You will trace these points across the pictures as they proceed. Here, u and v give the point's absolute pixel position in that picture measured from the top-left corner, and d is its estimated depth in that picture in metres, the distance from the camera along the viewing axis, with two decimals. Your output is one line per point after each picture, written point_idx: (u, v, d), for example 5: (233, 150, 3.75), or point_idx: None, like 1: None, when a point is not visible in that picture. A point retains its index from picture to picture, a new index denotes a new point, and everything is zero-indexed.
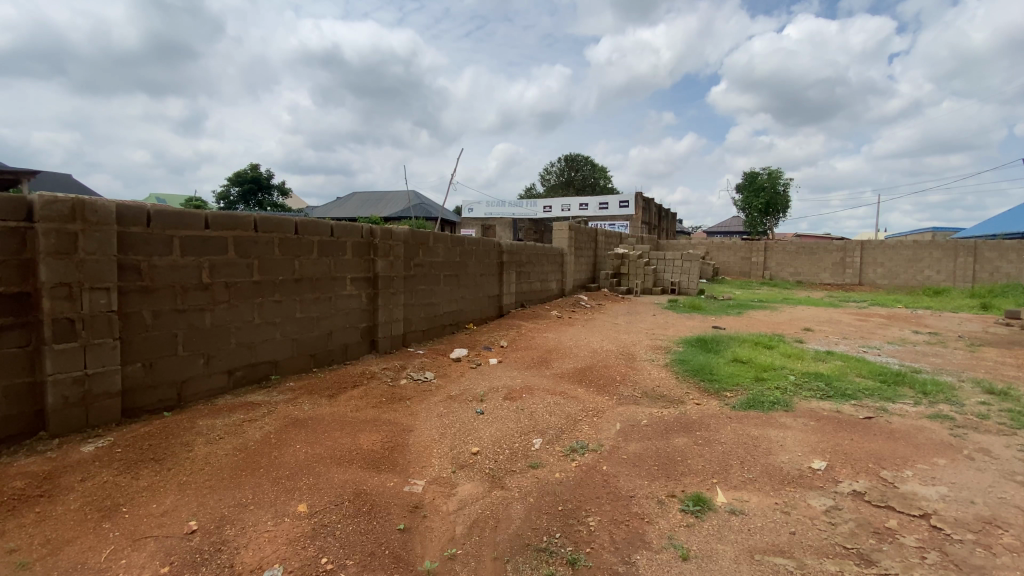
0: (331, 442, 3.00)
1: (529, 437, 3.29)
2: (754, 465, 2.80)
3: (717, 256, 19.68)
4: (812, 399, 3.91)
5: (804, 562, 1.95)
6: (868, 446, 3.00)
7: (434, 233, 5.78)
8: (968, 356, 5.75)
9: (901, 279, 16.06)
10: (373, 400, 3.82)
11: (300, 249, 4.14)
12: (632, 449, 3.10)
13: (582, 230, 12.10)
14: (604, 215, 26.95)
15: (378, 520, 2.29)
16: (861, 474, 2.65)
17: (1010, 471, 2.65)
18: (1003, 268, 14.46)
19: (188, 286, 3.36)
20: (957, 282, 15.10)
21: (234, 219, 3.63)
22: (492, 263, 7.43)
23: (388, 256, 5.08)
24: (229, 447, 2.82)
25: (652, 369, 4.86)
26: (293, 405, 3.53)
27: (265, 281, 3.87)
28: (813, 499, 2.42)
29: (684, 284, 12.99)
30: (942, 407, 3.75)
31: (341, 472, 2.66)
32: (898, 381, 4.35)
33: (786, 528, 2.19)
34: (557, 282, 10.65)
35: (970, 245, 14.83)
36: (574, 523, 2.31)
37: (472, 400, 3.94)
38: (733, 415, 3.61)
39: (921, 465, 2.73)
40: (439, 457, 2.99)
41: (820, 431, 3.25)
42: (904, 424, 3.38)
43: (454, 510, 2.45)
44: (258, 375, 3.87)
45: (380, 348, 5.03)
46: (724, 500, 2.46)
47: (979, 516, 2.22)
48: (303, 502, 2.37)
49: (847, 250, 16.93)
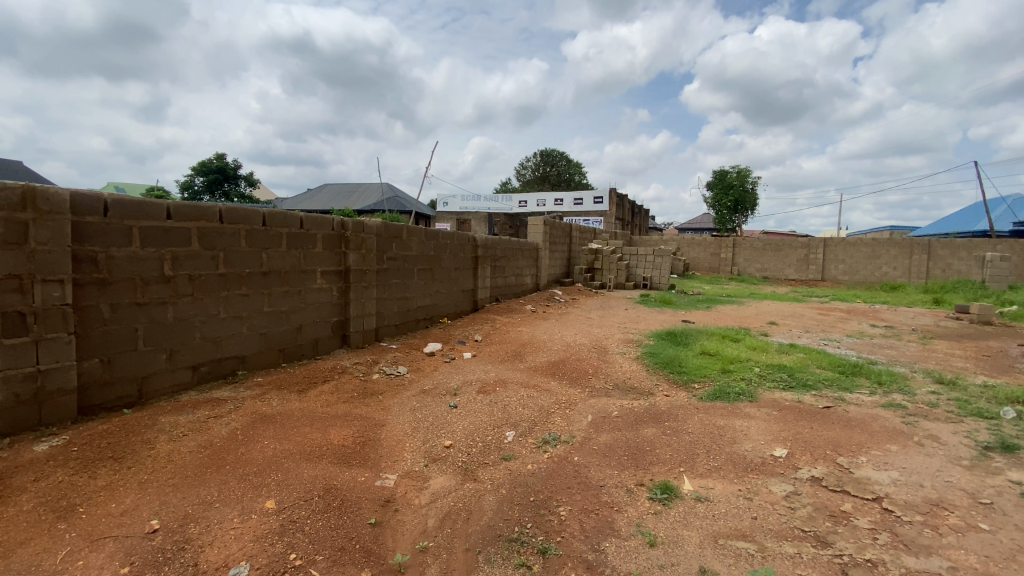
0: (299, 437, 2.95)
1: (502, 429, 3.30)
2: (719, 454, 2.89)
3: (688, 252, 19.94)
4: (775, 390, 4.05)
5: (763, 545, 2.03)
6: (826, 434, 3.13)
7: (408, 226, 5.72)
8: (920, 348, 6.06)
9: (861, 275, 16.76)
10: (344, 395, 3.76)
11: (267, 241, 4.04)
12: (603, 440, 3.16)
13: (557, 224, 12.18)
14: (578, 210, 27.12)
15: (349, 515, 2.27)
16: (819, 460, 2.77)
17: (957, 456, 2.81)
18: (955, 265, 15.25)
19: (149, 279, 3.24)
20: (912, 279, 15.87)
21: (199, 209, 3.53)
22: (466, 257, 7.40)
23: (360, 249, 4.99)
24: (193, 444, 2.75)
25: (623, 362, 4.94)
26: (260, 401, 3.45)
27: (230, 275, 3.76)
28: (774, 485, 2.52)
29: (656, 279, 13.22)
30: (895, 396, 3.94)
31: (311, 468, 2.62)
32: (855, 372, 4.55)
33: (748, 513, 2.27)
34: (532, 277, 10.66)
35: (925, 243, 15.58)
36: (545, 513, 2.34)
37: (445, 394, 3.93)
38: (700, 406, 3.70)
39: (875, 452, 2.87)
40: (412, 451, 2.98)
41: (782, 420, 3.38)
42: (860, 412, 3.54)
43: (427, 503, 2.45)
44: (224, 370, 3.77)
45: (352, 343, 4.96)
46: (690, 488, 2.54)
47: (927, 499, 2.35)
48: (271, 499, 2.33)
49: (811, 247, 17.53)
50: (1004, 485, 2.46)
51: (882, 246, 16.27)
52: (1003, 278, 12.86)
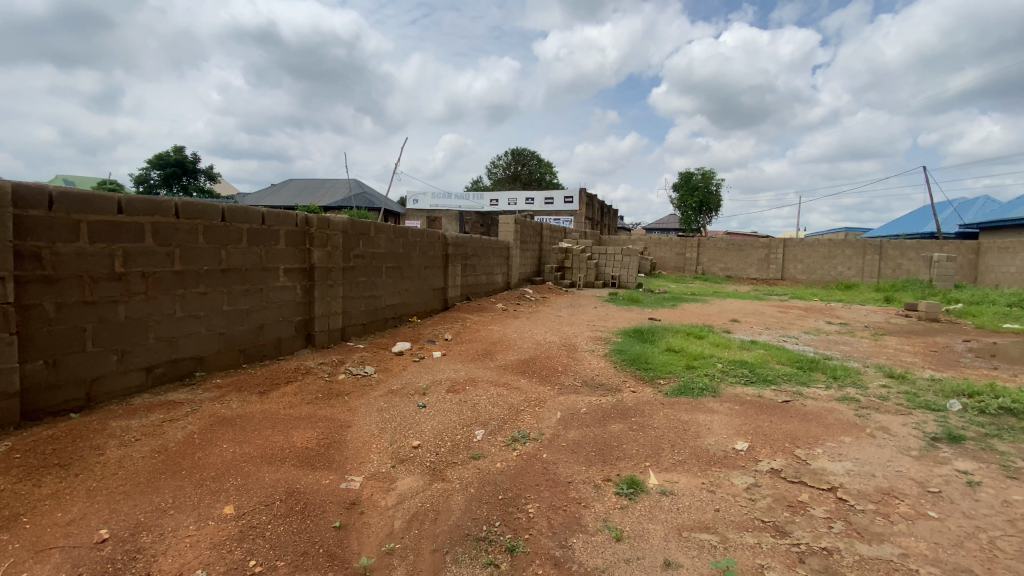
0: (260, 441, 2.85)
1: (471, 428, 3.28)
2: (683, 448, 2.96)
3: (655, 251, 20.31)
4: (737, 385, 4.18)
5: (725, 537, 2.09)
6: (785, 427, 3.24)
7: (375, 223, 5.61)
8: (872, 344, 6.37)
9: (818, 274, 17.48)
10: (308, 396, 3.67)
11: (227, 237, 3.89)
12: (571, 436, 3.18)
13: (528, 223, 12.21)
14: (548, 210, 27.29)
15: (312, 519, 2.21)
16: (778, 453, 2.87)
17: (906, 447, 2.96)
18: (904, 265, 16.08)
19: (99, 276, 3.08)
20: (865, 278, 16.66)
21: (153, 203, 3.37)
22: (436, 255, 7.32)
23: (326, 246, 4.87)
24: (146, 450, 2.62)
25: (591, 359, 5.00)
26: (219, 403, 3.32)
27: (187, 272, 3.60)
28: (736, 477, 2.60)
29: (624, 278, 13.44)
30: (849, 390, 4.13)
31: (273, 472, 2.54)
32: (812, 368, 4.73)
33: (710, 506, 2.33)
34: (502, 276, 10.64)
35: (877, 244, 16.38)
36: (513, 510, 2.35)
37: (414, 394, 3.87)
38: (666, 401, 3.78)
39: (830, 443, 3.00)
40: (378, 452, 2.92)
41: (743, 414, 3.48)
42: (816, 406, 3.68)
43: (393, 505, 2.41)
44: (181, 372, 3.61)
45: (317, 343, 4.83)
46: (656, 482, 2.58)
47: (878, 488, 2.46)
48: (229, 504, 2.24)
49: (772, 247, 18.15)
50: (950, 474, 2.60)
51: (837, 247, 17.02)
52: (948, 278, 13.63)
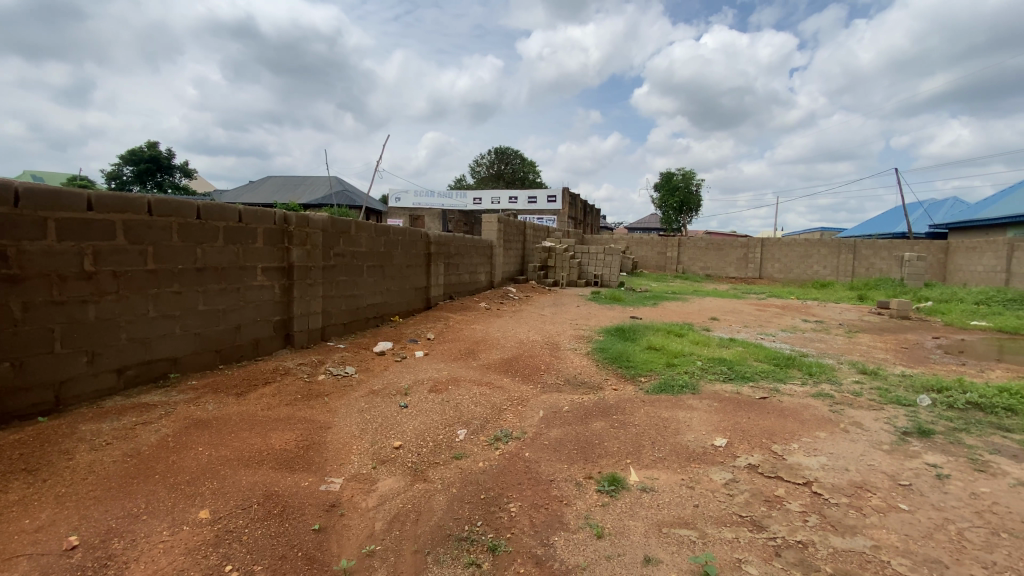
0: (238, 443, 2.80)
1: (454, 428, 3.27)
2: (663, 445, 2.99)
3: (637, 250, 20.48)
4: (716, 382, 4.25)
5: (703, 532, 2.12)
6: (762, 423, 3.30)
7: (356, 222, 5.54)
8: (846, 341, 6.54)
9: (794, 273, 17.85)
10: (287, 397, 3.61)
11: (202, 235, 3.80)
12: (554, 435, 3.19)
13: (512, 222, 12.21)
14: (531, 209, 27.33)
15: (291, 522, 2.18)
16: (755, 448, 2.92)
17: (878, 441, 3.05)
18: (877, 264, 16.52)
19: (68, 275, 2.98)
20: (839, 277, 17.07)
21: (125, 200, 3.27)
22: (419, 253, 7.27)
23: (305, 245, 4.79)
24: (118, 454, 2.54)
25: (574, 358, 5.03)
26: (194, 405, 3.24)
27: (161, 271, 3.51)
28: (715, 473, 2.64)
29: (606, 277, 13.55)
30: (824, 386, 4.23)
31: (250, 474, 2.49)
32: (789, 365, 4.84)
33: (690, 501, 2.36)
34: (485, 275, 10.62)
35: (851, 244, 16.80)
36: (495, 510, 2.34)
37: (396, 394, 3.84)
38: (647, 399, 3.82)
39: (806, 439, 3.07)
40: (359, 453, 2.89)
41: (722, 411, 3.54)
42: (793, 402, 3.76)
43: (374, 506, 2.39)
44: (154, 373, 3.52)
45: (297, 343, 4.75)
46: (637, 479, 2.61)
47: (852, 482, 2.52)
48: (205, 509, 2.19)
49: (751, 246, 18.48)
50: (920, 467, 2.69)
51: (813, 246, 17.41)
52: (918, 276, 14.04)
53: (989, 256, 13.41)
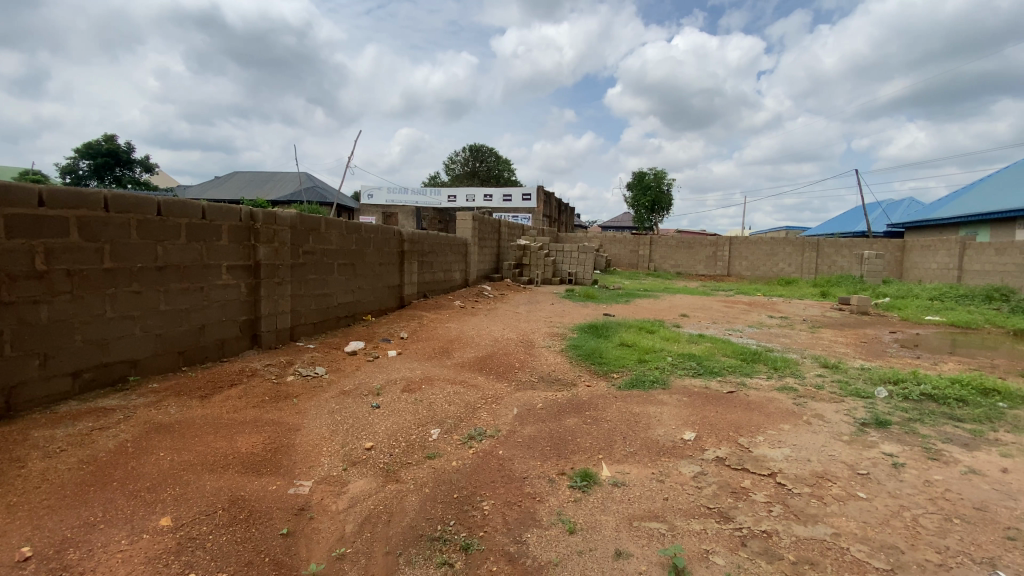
0: (202, 448, 2.71)
1: (426, 428, 3.24)
2: (634, 440, 3.04)
3: (610, 248, 20.72)
4: (686, 377, 4.35)
5: (672, 525, 2.16)
6: (729, 417, 3.39)
7: (326, 219, 5.43)
8: (809, 336, 6.78)
9: (762, 271, 18.37)
10: (254, 399, 3.52)
11: (163, 232, 3.66)
12: (527, 432, 3.20)
13: (486, 220, 12.17)
14: (506, 207, 27.33)
15: (258, 527, 2.12)
16: (722, 441, 3.00)
17: (838, 432, 3.17)
18: (839, 262, 17.16)
19: (18, 274, 2.83)
20: (804, 274, 17.66)
21: (81, 195, 3.13)
22: (391, 251, 7.18)
23: (272, 243, 4.67)
24: (73, 461, 2.43)
25: (548, 355, 5.06)
26: (155, 409, 3.12)
27: (119, 270, 3.37)
28: (684, 466, 2.70)
29: (580, 275, 13.68)
30: (788, 379, 4.38)
31: (215, 479, 2.42)
32: (755, 359, 4.98)
33: (660, 495, 2.41)
34: (460, 272, 10.56)
35: (814, 242, 17.40)
36: (468, 509, 2.34)
37: (367, 395, 3.78)
38: (619, 395, 3.88)
39: (771, 431, 3.16)
40: (329, 455, 2.84)
41: (692, 405, 3.62)
42: (758, 396, 3.88)
43: (345, 509, 2.35)
44: (112, 376, 3.38)
45: (264, 343, 4.63)
46: (608, 474, 2.64)
47: (813, 472, 2.62)
48: (166, 516, 2.12)
49: (720, 245, 18.93)
50: (877, 456, 2.81)
51: (779, 244, 17.93)
52: (877, 273, 14.64)
53: (942, 254, 14.09)
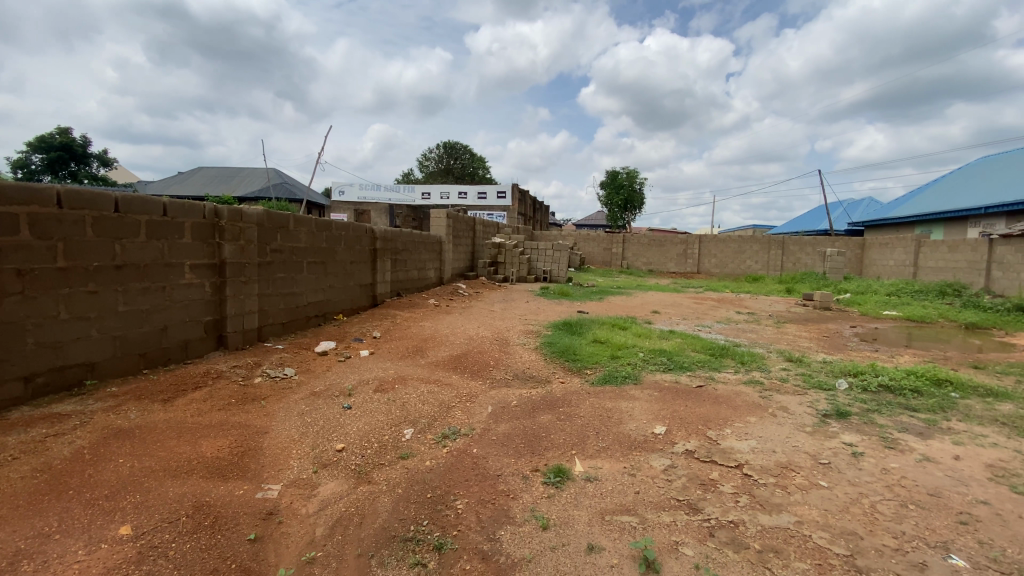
0: (164, 453, 2.61)
1: (399, 428, 3.21)
2: (607, 435, 3.09)
3: (584, 246, 20.91)
4: (657, 372, 4.43)
5: (644, 518, 2.20)
6: (699, 410, 3.48)
7: (295, 215, 5.31)
8: (775, 331, 7.00)
9: (730, 268, 18.85)
10: (220, 402, 3.42)
11: (122, 230, 3.52)
12: (501, 430, 3.21)
13: (461, 218, 12.11)
14: (481, 205, 27.26)
15: (223, 533, 2.07)
16: (692, 435, 3.07)
17: (801, 423, 3.29)
18: (803, 259, 17.77)
19: None
20: (770, 271, 18.21)
21: (31, 191, 2.98)
22: (364, 249, 7.07)
23: (238, 240, 4.53)
24: (25, 469, 2.31)
25: (523, 352, 5.08)
26: (114, 414, 3.00)
27: (74, 269, 3.22)
28: (655, 460, 2.75)
29: (555, 272, 13.78)
30: (754, 373, 4.51)
31: (178, 485, 2.34)
32: (723, 354, 5.11)
33: (631, 488, 2.45)
34: (434, 271, 10.48)
35: (780, 240, 17.96)
36: (442, 508, 2.33)
37: (338, 395, 3.73)
38: (592, 391, 3.93)
39: (738, 424, 3.26)
40: (299, 458, 2.78)
41: (662, 400, 3.69)
42: (726, 389, 3.99)
43: (315, 512, 2.31)
44: (67, 380, 3.23)
45: (231, 345, 4.50)
46: (581, 469, 2.67)
47: (778, 462, 2.71)
48: (125, 524, 2.04)
49: (690, 243, 19.34)
50: (838, 446, 2.92)
51: (746, 242, 18.42)
52: (838, 270, 15.22)
53: (899, 252, 14.73)
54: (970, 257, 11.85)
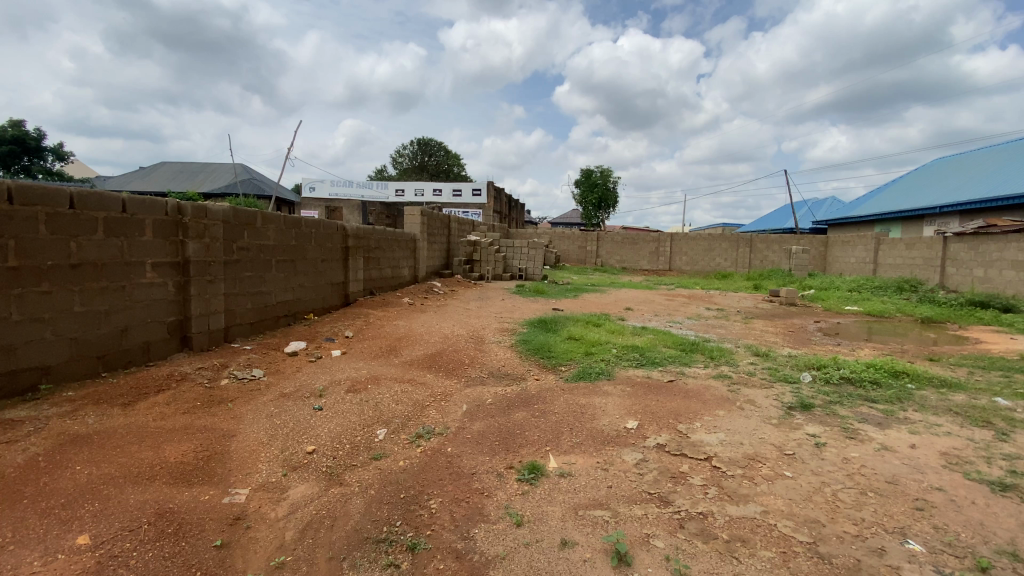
0: (125, 459, 2.52)
1: (372, 428, 3.17)
2: (580, 430, 3.12)
3: (559, 244, 21.04)
4: (629, 368, 4.50)
5: (616, 511, 2.24)
6: (669, 405, 3.55)
7: (262, 213, 5.17)
8: (743, 326, 7.20)
9: (700, 265, 19.23)
10: (184, 405, 3.31)
11: (77, 227, 3.37)
12: (476, 428, 3.20)
13: (436, 216, 12.03)
14: (456, 202, 27.13)
15: (188, 541, 2.01)
16: (663, 429, 3.13)
17: (767, 416, 3.39)
18: (770, 257, 18.31)
19: None
20: (739, 268, 18.67)
21: None
22: (335, 247, 6.94)
23: (203, 238, 4.39)
24: None
25: (498, 350, 5.08)
26: (71, 419, 2.87)
27: (25, 268, 3.07)
28: (627, 454, 2.79)
29: (530, 270, 13.84)
30: (723, 368, 4.63)
31: (140, 492, 2.26)
32: (693, 350, 5.22)
33: (604, 483, 2.49)
34: (409, 269, 10.39)
35: (748, 238, 18.46)
36: (416, 508, 2.31)
37: (309, 397, 3.65)
38: (566, 387, 3.97)
39: (707, 417, 3.34)
40: (268, 461, 2.72)
41: (635, 395, 3.75)
42: (696, 384, 4.09)
43: (284, 516, 2.26)
44: (19, 385, 3.08)
45: (196, 346, 4.35)
46: (555, 465, 2.70)
47: (745, 454, 2.78)
48: (83, 534, 1.96)
49: (662, 241, 19.69)
50: (802, 437, 3.03)
51: (716, 240, 18.85)
52: (803, 267, 15.76)
53: (860, 249, 15.33)
54: (925, 254, 12.41)
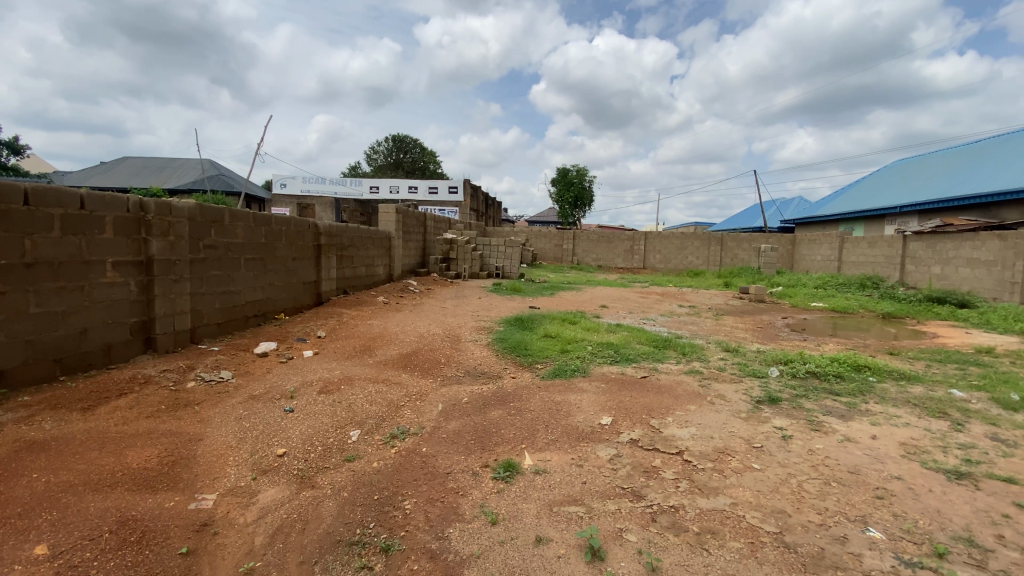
0: (85, 466, 2.42)
1: (345, 430, 3.13)
2: (555, 427, 3.14)
3: (536, 243, 21.11)
4: (604, 365, 4.56)
5: (590, 507, 2.26)
6: (642, 400, 3.61)
7: (230, 210, 5.03)
8: (714, 323, 7.37)
9: (673, 263, 19.50)
10: (147, 409, 3.19)
11: (31, 224, 3.22)
12: (452, 427, 3.19)
13: (411, 214, 11.90)
14: (431, 200, 26.94)
15: (152, 549, 1.94)
16: (636, 424, 3.18)
17: (736, 410, 3.48)
18: (740, 255, 18.78)
19: None
20: (710, 266, 18.93)
21: None
22: (307, 245, 6.81)
23: (168, 236, 4.24)
24: None
25: (474, 349, 5.07)
26: (26, 425, 2.74)
27: None
28: (601, 450, 2.83)
29: (507, 268, 13.85)
30: (694, 363, 4.74)
31: (101, 500, 2.18)
32: (666, 346, 5.33)
33: (578, 479, 2.51)
34: (384, 267, 10.26)
35: (719, 237, 18.90)
36: (390, 509, 2.29)
37: (280, 398, 3.58)
38: (541, 384, 3.99)
39: (679, 412, 3.41)
40: (236, 465, 2.65)
41: (609, 392, 3.80)
42: (669, 379, 4.17)
43: (254, 520, 2.21)
44: None
45: (160, 347, 4.21)
46: (530, 462, 2.71)
47: (715, 448, 2.85)
48: (40, 544, 1.87)
49: (636, 239, 19.98)
50: (770, 430, 3.12)
51: (688, 239, 19.23)
52: (772, 264, 16.23)
53: (825, 248, 15.86)
54: (886, 252, 12.93)
